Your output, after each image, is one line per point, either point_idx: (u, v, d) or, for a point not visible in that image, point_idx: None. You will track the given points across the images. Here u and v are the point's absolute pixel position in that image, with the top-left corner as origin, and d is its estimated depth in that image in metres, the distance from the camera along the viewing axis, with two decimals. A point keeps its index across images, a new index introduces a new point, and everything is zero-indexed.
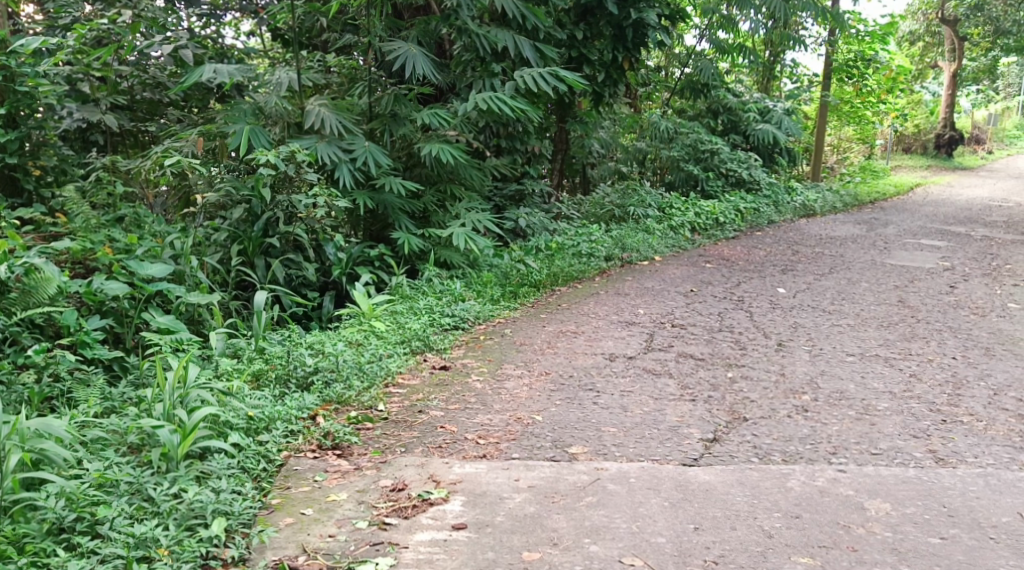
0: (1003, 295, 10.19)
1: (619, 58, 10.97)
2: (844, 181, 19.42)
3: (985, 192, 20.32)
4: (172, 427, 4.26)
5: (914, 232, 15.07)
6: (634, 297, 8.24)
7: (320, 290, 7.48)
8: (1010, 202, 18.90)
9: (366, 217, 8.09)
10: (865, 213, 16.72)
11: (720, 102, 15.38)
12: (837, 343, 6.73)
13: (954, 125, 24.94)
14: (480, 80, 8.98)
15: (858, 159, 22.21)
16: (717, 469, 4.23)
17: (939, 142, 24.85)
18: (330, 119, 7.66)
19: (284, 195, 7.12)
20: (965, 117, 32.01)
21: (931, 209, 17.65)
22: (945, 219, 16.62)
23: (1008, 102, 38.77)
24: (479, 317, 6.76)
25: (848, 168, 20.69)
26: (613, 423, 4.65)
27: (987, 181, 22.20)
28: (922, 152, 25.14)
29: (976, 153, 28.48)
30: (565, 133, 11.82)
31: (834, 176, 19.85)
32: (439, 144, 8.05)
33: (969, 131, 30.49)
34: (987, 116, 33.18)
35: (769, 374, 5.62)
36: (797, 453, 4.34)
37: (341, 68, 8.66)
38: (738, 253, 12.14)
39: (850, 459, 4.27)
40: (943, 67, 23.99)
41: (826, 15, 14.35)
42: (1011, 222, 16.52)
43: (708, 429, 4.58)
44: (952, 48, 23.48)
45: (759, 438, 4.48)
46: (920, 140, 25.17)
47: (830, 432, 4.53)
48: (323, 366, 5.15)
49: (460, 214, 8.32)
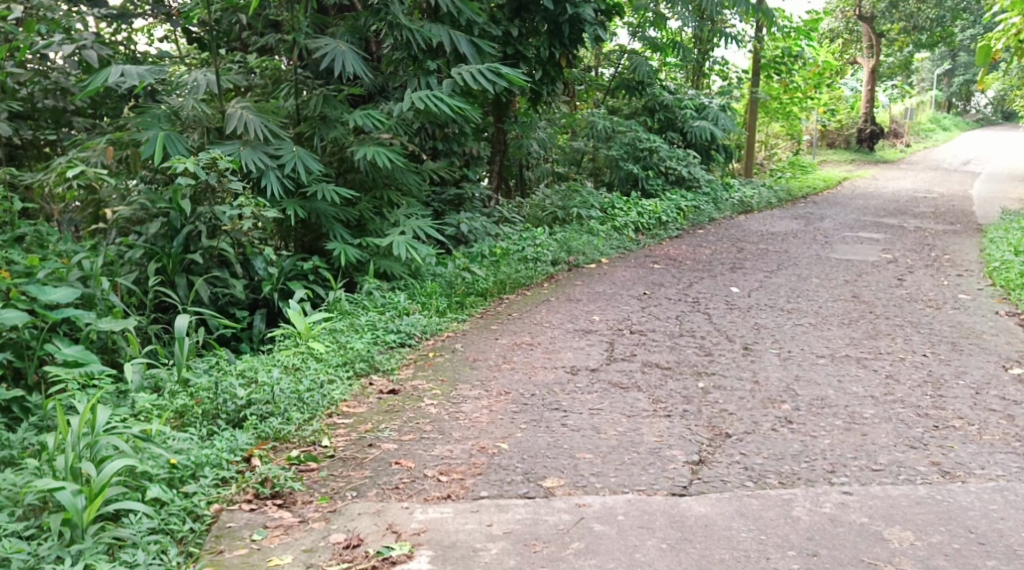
0: (950, 285, 10.05)
1: (555, 55, 10.59)
2: (774, 177, 19.37)
3: (910, 184, 20.51)
4: (76, 487, 3.69)
5: (851, 225, 15.01)
6: (587, 303, 7.86)
7: (251, 308, 6.92)
8: (935, 192, 19.09)
9: (298, 228, 7.55)
10: (800, 207, 16.63)
11: (656, 99, 14.98)
12: (804, 343, 6.38)
13: (875, 119, 25.20)
14: (415, 79, 8.50)
15: (786, 154, 22.26)
16: (711, 498, 3.84)
17: (861, 137, 25.11)
18: (254, 121, 7.05)
19: (206, 207, 6.56)
20: (883, 111, 32.48)
21: (863, 202, 17.68)
22: (877, 211, 16.63)
23: (921, 97, 39.64)
24: (427, 331, 6.29)
25: (777, 164, 20.70)
26: (588, 448, 4.21)
27: (909, 173, 22.47)
28: (846, 147, 25.39)
29: (894, 147, 28.88)
30: (502, 134, 11.17)
31: (764, 173, 19.79)
32: (374, 147, 7.53)
33: (887, 126, 31.01)
34: (902, 111, 33.76)
35: (744, 382, 5.25)
36: (793, 474, 3.98)
37: (263, 69, 8.10)
38: (684, 253, 11.86)
39: (853, 478, 3.93)
40: (861, 63, 24.22)
41: (756, 11, 14.25)
42: (941, 212, 16.61)
43: (692, 450, 4.19)
44: (869, 44, 23.72)
45: (748, 458, 4.11)
46: (843, 135, 25.43)
47: (823, 447, 4.18)
48: (257, 399, 4.62)
49: (400, 221, 7.81)
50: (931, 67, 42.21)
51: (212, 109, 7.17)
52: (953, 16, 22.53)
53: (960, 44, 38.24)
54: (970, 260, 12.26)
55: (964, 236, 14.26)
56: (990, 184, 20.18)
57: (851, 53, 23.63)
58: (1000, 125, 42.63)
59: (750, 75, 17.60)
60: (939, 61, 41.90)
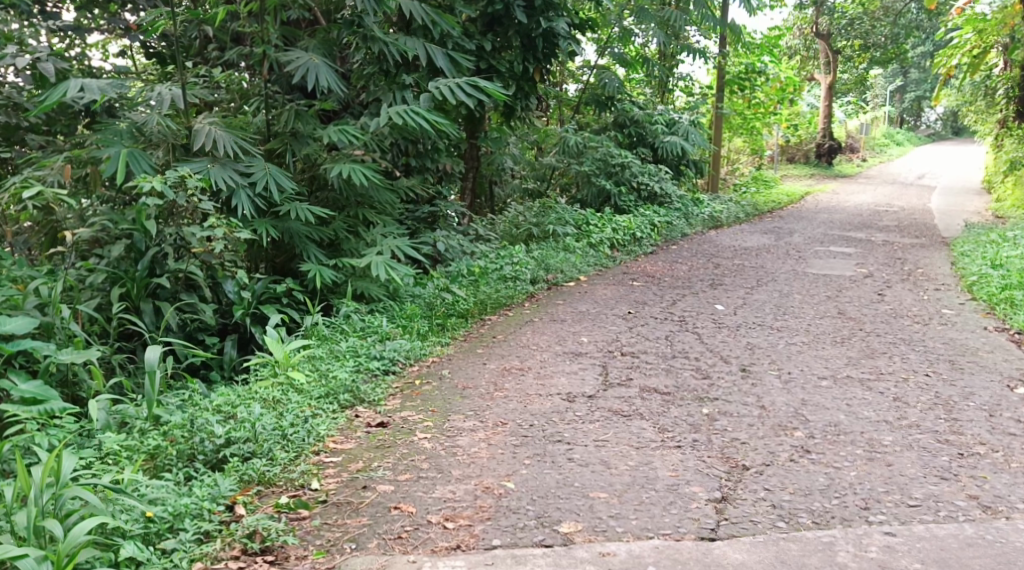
0: (931, 299, 9.95)
1: (529, 70, 10.26)
2: (739, 192, 19.28)
3: (871, 198, 20.57)
4: (41, 553, 3.38)
5: (821, 239, 14.95)
6: (573, 323, 7.61)
7: (221, 334, 6.58)
8: (896, 206, 19.17)
9: (270, 248, 7.20)
10: (767, 222, 16.55)
11: (626, 114, 14.76)
12: (803, 363, 6.16)
13: (833, 134, 25.31)
14: (390, 94, 8.22)
15: (748, 169, 22.22)
16: (745, 543, 3.63)
17: (820, 152, 25.20)
18: (224, 138, 6.71)
19: (173, 228, 6.22)
20: (839, 126, 32.68)
21: (828, 216, 17.66)
22: (844, 224, 16.60)
23: (875, 111, 40.06)
24: (411, 357, 5.98)
25: (741, 179, 20.65)
26: (602, 487, 3.97)
27: (870, 187, 22.55)
28: (806, 161, 25.50)
29: (852, 162, 29.05)
30: (475, 149, 10.90)
31: (729, 188, 19.68)
32: (349, 163, 7.20)
33: (844, 140, 31.28)
34: (857, 126, 34.07)
35: (750, 406, 5.01)
36: (826, 513, 3.79)
37: (231, 84, 7.77)
38: (661, 269, 11.67)
39: (892, 516, 3.76)
40: (819, 79, 24.30)
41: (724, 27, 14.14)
42: (905, 225, 16.64)
43: (712, 486, 3.98)
44: (826, 61, 23.83)
45: (774, 494, 3.91)
46: (802, 150, 25.51)
47: (852, 481, 4.00)
48: (237, 437, 4.28)
49: (377, 240, 7.49)
50: (885, 82, 42.63)
51: (178, 125, 6.82)
52: (907, 32, 22.72)
53: (913, 61, 38.72)
54: (944, 274, 12.20)
55: (934, 249, 14.26)
56: (952, 197, 20.31)
57: (809, 69, 23.69)
58: (951, 140, 43.25)
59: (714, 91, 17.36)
60: (892, 77, 42.38)
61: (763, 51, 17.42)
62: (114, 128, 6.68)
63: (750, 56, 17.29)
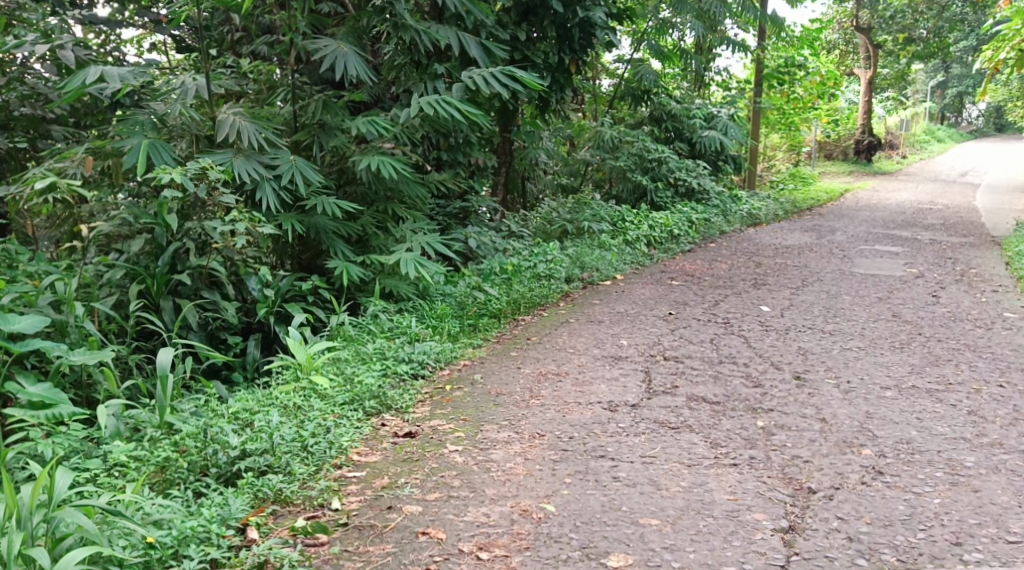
0: (990, 303, 9.46)
1: (565, 61, 9.91)
2: (776, 189, 18.74)
3: (912, 195, 19.96)
4: None
5: (865, 238, 14.42)
6: (611, 324, 7.21)
7: (244, 334, 6.25)
8: (939, 204, 18.55)
9: (295, 244, 6.87)
10: (807, 219, 16.04)
11: (664, 108, 14.30)
12: (863, 372, 5.74)
13: (872, 131, 24.65)
14: (421, 84, 7.86)
15: (785, 166, 21.65)
16: None
17: (858, 148, 24.56)
18: (248, 128, 6.39)
19: (195, 222, 5.90)
20: (878, 122, 31.91)
21: (869, 213, 17.11)
22: (886, 222, 16.06)
23: (914, 107, 39.14)
24: (441, 360, 5.63)
25: (778, 176, 20.09)
26: (654, 513, 3.60)
27: (910, 184, 21.91)
28: (844, 158, 24.88)
29: (891, 159, 28.35)
30: (508, 142, 10.51)
31: (765, 185, 19.16)
32: (377, 155, 6.85)
33: (883, 137, 30.55)
34: (896, 123, 33.29)
35: (811, 420, 4.60)
36: (912, 549, 3.40)
37: (258, 74, 7.44)
38: (701, 268, 11.24)
39: (988, 553, 3.37)
40: (857, 74, 23.62)
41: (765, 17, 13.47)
42: (951, 224, 16.05)
43: (778, 514, 3.59)
44: (866, 56, 23.20)
45: (850, 525, 3.53)
46: (840, 147, 24.86)
47: (937, 511, 3.60)
48: (253, 449, 3.97)
49: (407, 236, 7.14)
50: (925, 78, 41.55)
51: (202, 116, 6.46)
52: (950, 26, 22.00)
53: (954, 56, 37.77)
54: (999, 276, 11.66)
55: (983, 248, 13.72)
56: (996, 196, 19.68)
57: (848, 63, 23.00)
58: (992, 136, 42.28)
59: (752, 84, 16.94)
60: (933, 73, 41.40)
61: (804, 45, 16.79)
62: (134, 117, 6.37)
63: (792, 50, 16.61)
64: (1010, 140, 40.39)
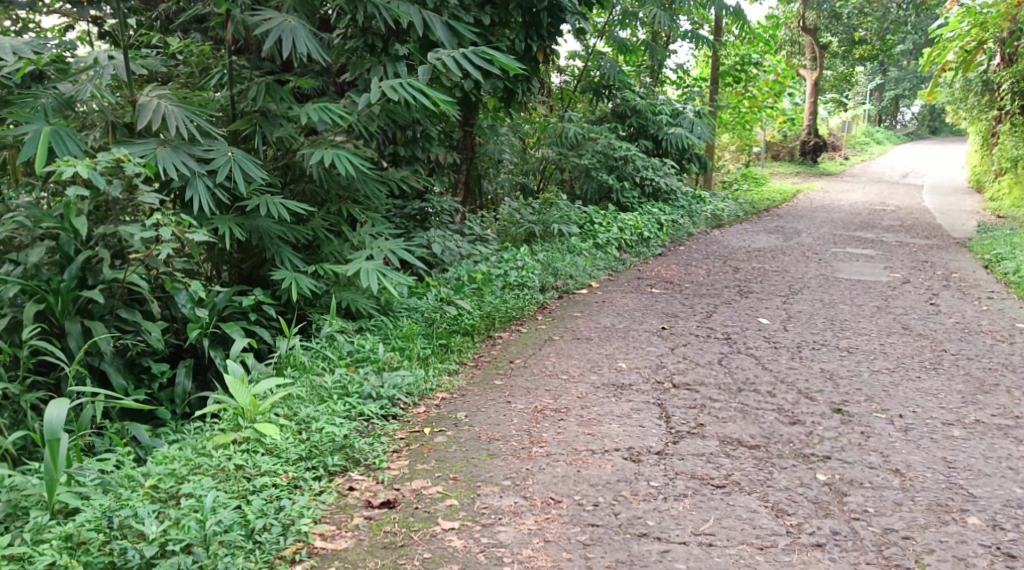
0: (994, 313, 8.77)
1: (532, 50, 8.48)
2: (730, 190, 17.94)
3: (863, 196, 19.36)
4: None
5: (833, 239, 13.73)
6: (602, 342, 6.29)
7: (173, 360, 5.21)
8: (891, 205, 18.02)
9: (234, 251, 5.79)
10: (768, 221, 15.29)
11: (627, 105, 13.33)
12: (911, 402, 4.93)
13: (818, 132, 24.01)
14: (380, 67, 6.83)
15: (736, 166, 20.86)
16: None
17: (805, 150, 23.86)
18: (177, 114, 5.31)
19: (109, 227, 4.84)
20: (822, 123, 31.33)
21: (828, 215, 16.43)
22: (846, 224, 15.37)
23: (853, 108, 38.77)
24: (414, 395, 4.66)
25: (729, 177, 19.30)
26: None
27: (859, 185, 21.34)
28: (790, 159, 24.21)
29: (835, 161, 27.79)
30: (471, 137, 9.31)
31: (719, 185, 18.37)
32: (331, 148, 5.82)
33: (825, 137, 30.04)
34: (838, 125, 32.84)
35: (884, 471, 3.78)
36: None
37: (188, 54, 6.35)
38: (678, 273, 10.39)
39: None
40: (802, 73, 22.92)
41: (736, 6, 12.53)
42: (913, 225, 15.46)
43: None
44: (812, 57, 21.82)
45: None
46: (787, 147, 24.15)
47: None
48: (176, 542, 3.21)
49: (365, 243, 6.14)
50: (865, 81, 41.13)
51: (120, 101, 5.43)
52: (896, 27, 21.47)
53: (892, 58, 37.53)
54: (985, 280, 11.06)
55: (956, 251, 13.13)
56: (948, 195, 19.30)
57: (795, 63, 22.18)
58: (928, 137, 42.24)
59: (707, 81, 15.97)
60: (872, 76, 41.04)
61: (761, 44, 15.98)
62: (35, 101, 5.24)
63: (746, 48, 15.79)
64: (942, 142, 40.44)
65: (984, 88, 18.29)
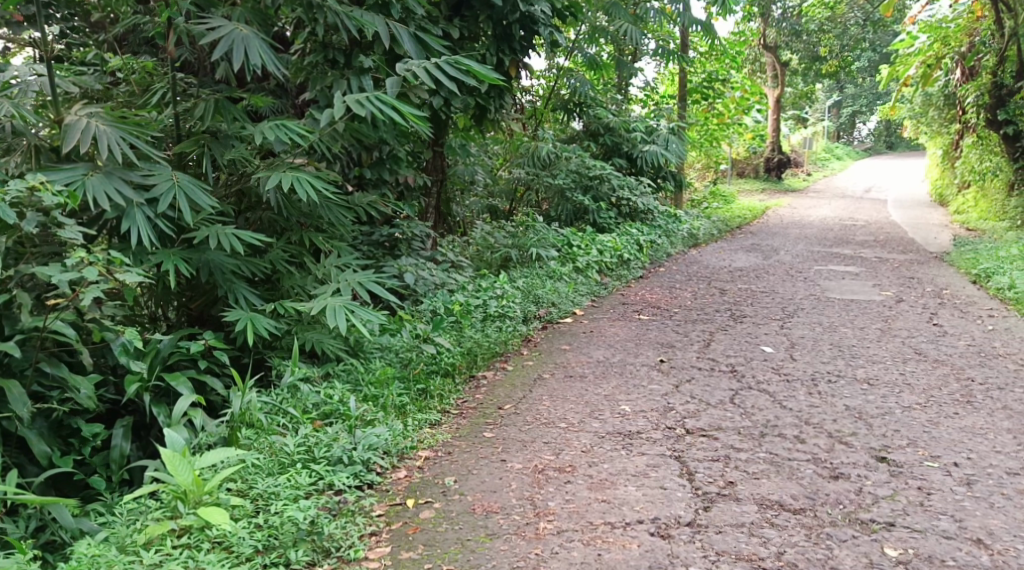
0: (1002, 333, 8.25)
1: (504, 64, 7.55)
2: (700, 208, 17.37)
3: (832, 212, 18.87)
4: None
5: (812, 256, 12.92)
6: (597, 381, 5.63)
7: (109, 420, 4.48)
8: (861, 220, 17.53)
9: (181, 289, 5.07)
10: (743, 239, 14.70)
11: (600, 122, 12.71)
12: (962, 447, 4.34)
13: (783, 148, 23.55)
14: (343, 82, 6.11)
15: (703, 185, 20.27)
16: None
17: (769, 166, 23.38)
18: (110, 134, 4.57)
19: (28, 267, 4.09)
20: (783, 140, 30.87)
21: (801, 231, 15.89)
22: (822, 239, 14.81)
23: (814, 125, 38.48)
24: (393, 454, 4.09)
25: (697, 195, 18.71)
26: None
27: (829, 201, 20.89)
28: (755, 175, 23.72)
29: (798, 177, 27.38)
30: (440, 158, 8.65)
31: (688, 203, 17.77)
32: (289, 170, 5.13)
33: (787, 153, 29.62)
34: (800, 141, 32.49)
35: (963, 542, 3.39)
36: None
37: (129, 70, 5.62)
38: (664, 297, 9.78)
39: None
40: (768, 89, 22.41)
41: (709, 21, 11.88)
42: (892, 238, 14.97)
43: None
44: (774, 74, 21.23)
45: None
46: (751, 165, 23.56)
47: None
48: None
49: (331, 275, 5.46)
50: (824, 97, 40.91)
51: (45, 121, 4.69)
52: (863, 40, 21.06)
53: (850, 75, 37.33)
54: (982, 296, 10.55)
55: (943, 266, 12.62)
56: (918, 208, 18.86)
57: (761, 79, 21.66)
58: (886, 154, 42.14)
59: (675, 98, 15.28)
60: (830, 92, 40.81)
61: (729, 60, 15.41)
62: None
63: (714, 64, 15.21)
64: (902, 156, 40.34)
65: (947, 103, 17.28)
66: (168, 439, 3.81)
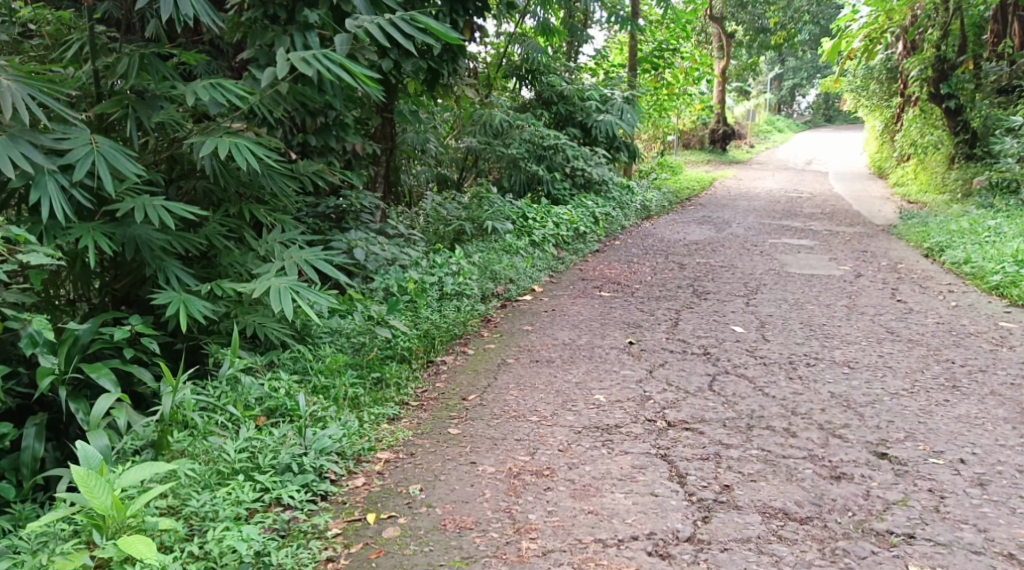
0: (970, 309, 8.03)
1: (458, 26, 7.03)
2: (650, 179, 17.04)
3: (781, 184, 18.68)
4: None
5: (765, 228, 12.63)
6: (565, 366, 5.25)
7: (20, 419, 4.03)
8: (807, 192, 17.37)
9: (104, 267, 4.56)
10: (694, 212, 14.39)
11: (553, 90, 12.19)
12: (964, 437, 4.05)
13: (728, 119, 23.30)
14: (284, 37, 5.50)
15: (651, 157, 19.91)
16: None
17: (715, 138, 23.12)
18: (16, 91, 3.98)
19: None
20: (729, 113, 30.62)
21: (749, 203, 15.64)
22: (770, 212, 14.56)
23: (758, 96, 38.31)
24: (347, 456, 3.82)
25: (646, 167, 18.37)
26: None
27: (776, 173, 20.72)
28: (700, 147, 23.45)
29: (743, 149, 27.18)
30: (390, 126, 8.13)
31: (637, 174, 17.42)
32: (226, 135, 4.61)
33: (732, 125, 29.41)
34: (744, 113, 32.26)
35: (994, 559, 3.19)
36: None
37: (46, 24, 5.04)
38: (623, 272, 9.41)
39: None
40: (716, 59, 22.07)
41: None
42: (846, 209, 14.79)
43: None
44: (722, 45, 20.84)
45: None
46: (697, 136, 23.24)
47: None
48: None
49: (274, 252, 4.93)
50: (767, 68, 40.75)
51: None
52: None
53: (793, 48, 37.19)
54: None
55: None
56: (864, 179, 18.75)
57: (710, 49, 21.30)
58: (826, 125, 42.20)
59: (625, 67, 14.81)
60: (773, 63, 40.63)
61: (679, 29, 15.02)
62: None
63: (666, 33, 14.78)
64: (843, 129, 40.48)
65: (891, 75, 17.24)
66: (80, 455, 3.36)
